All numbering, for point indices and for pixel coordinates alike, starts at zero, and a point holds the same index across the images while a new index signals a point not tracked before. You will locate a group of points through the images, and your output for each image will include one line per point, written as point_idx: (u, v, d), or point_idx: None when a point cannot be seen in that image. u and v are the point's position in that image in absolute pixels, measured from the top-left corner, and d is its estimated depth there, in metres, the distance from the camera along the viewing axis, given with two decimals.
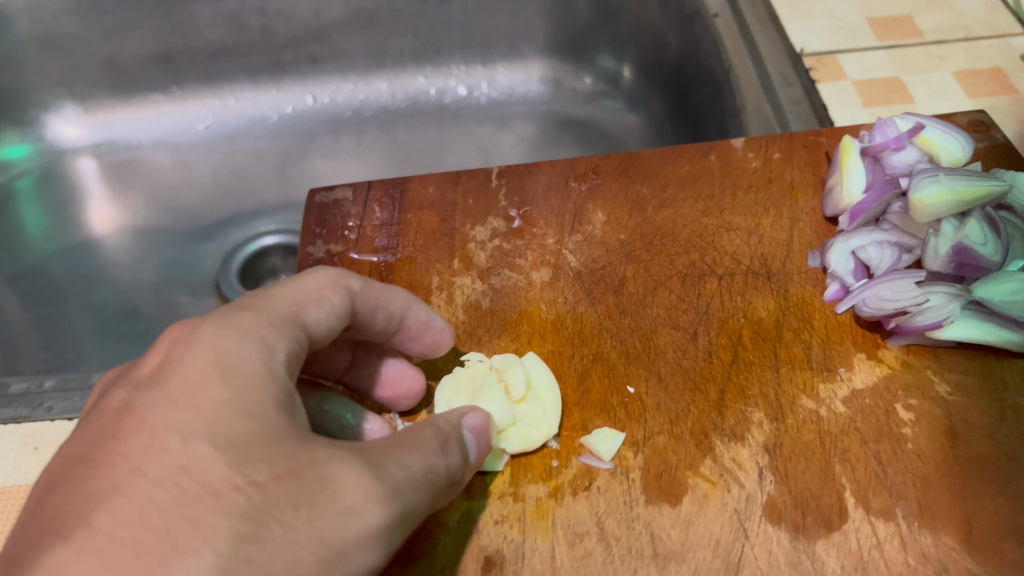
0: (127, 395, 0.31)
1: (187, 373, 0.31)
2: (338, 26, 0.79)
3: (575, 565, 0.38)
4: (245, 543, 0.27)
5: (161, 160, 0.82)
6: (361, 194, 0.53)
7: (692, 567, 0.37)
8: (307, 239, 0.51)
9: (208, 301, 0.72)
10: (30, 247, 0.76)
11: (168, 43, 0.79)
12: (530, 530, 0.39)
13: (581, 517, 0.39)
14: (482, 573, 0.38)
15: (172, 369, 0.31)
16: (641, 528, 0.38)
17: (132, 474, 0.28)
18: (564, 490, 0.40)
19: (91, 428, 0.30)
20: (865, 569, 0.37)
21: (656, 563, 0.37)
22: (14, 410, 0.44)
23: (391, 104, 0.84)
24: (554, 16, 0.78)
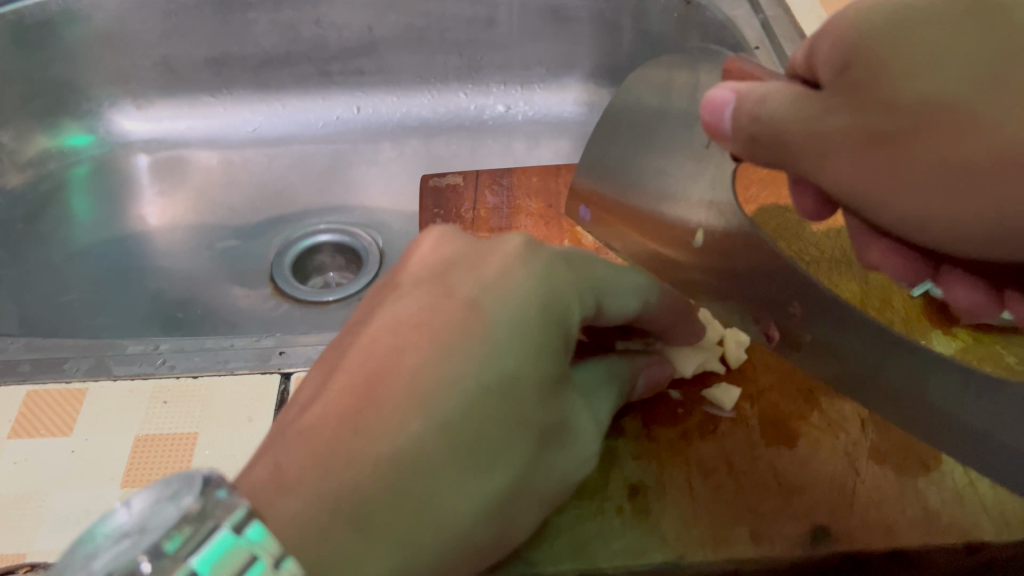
0: (474, 290, 0.40)
1: (518, 289, 0.40)
2: (388, 41, 0.83)
3: (710, 492, 0.44)
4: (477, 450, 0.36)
5: (209, 160, 0.86)
6: (470, 181, 0.64)
7: (811, 496, 0.43)
8: (430, 217, 0.61)
9: (265, 290, 0.77)
10: (83, 233, 0.79)
11: (223, 48, 0.81)
12: (667, 465, 0.45)
13: (710, 456, 0.46)
14: (630, 500, 0.44)
15: (509, 275, 0.41)
16: (765, 465, 0.45)
17: (453, 360, 0.37)
18: (693, 434, 0.47)
19: (429, 298, 0.40)
20: (964, 499, 0.43)
21: (780, 493, 0.44)
22: (137, 367, 0.47)
23: (432, 118, 0.88)
24: (597, 44, 0.82)
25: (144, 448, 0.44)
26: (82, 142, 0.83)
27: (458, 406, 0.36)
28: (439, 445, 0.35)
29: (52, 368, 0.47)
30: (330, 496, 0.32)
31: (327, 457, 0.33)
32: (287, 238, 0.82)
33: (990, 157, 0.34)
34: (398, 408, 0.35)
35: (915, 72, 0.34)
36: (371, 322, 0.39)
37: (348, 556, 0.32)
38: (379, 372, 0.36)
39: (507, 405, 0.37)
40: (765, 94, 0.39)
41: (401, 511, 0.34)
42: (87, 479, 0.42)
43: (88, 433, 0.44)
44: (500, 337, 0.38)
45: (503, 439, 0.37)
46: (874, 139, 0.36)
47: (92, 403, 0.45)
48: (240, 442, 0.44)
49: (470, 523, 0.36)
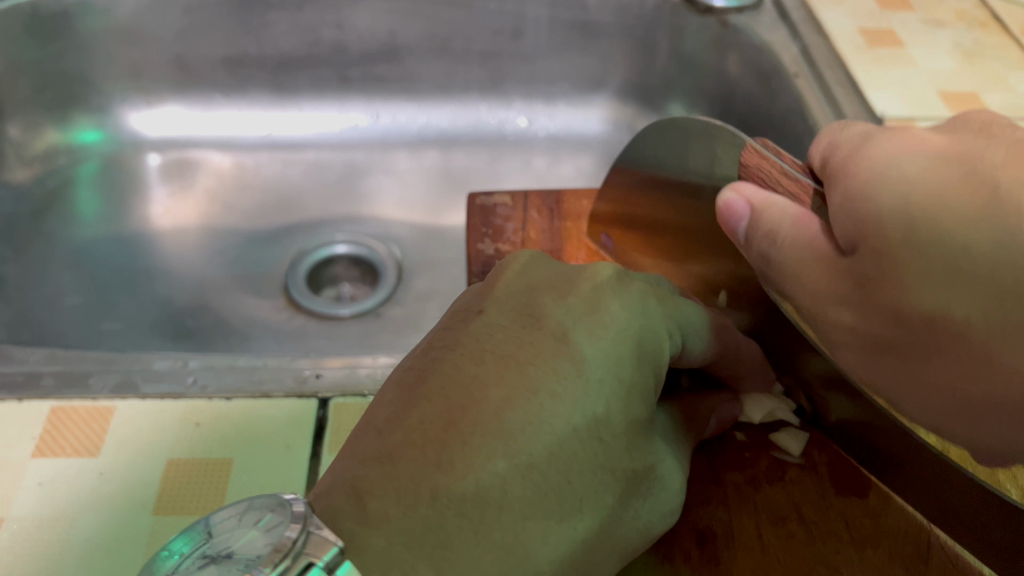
0: (563, 322, 0.40)
1: (609, 323, 0.40)
2: (412, 49, 0.81)
3: (782, 543, 0.42)
4: (558, 504, 0.35)
5: (221, 162, 0.84)
6: (517, 203, 0.63)
7: (887, 550, 0.42)
8: (475, 237, 0.60)
9: (278, 300, 0.75)
10: (89, 233, 0.77)
11: (241, 48, 0.79)
12: (734, 511, 0.44)
13: (779, 503, 0.44)
14: (699, 546, 0.42)
15: (599, 308, 0.40)
16: (836, 515, 0.43)
17: (545, 394, 0.36)
18: (761, 479, 0.45)
19: (514, 330, 0.39)
20: None
21: (854, 546, 0.42)
22: (167, 386, 0.45)
23: (451, 129, 0.87)
24: (626, 61, 0.81)
25: (177, 474, 0.41)
26: (91, 138, 0.80)
27: (544, 445, 0.35)
28: (522, 487, 0.34)
29: (78, 383, 0.45)
30: (413, 534, 0.31)
31: (412, 492, 0.32)
32: (303, 247, 0.79)
33: (989, 393, 0.34)
34: (485, 445, 0.34)
35: (916, 288, 0.34)
36: (456, 346, 0.39)
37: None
38: (466, 402, 0.36)
39: (595, 449, 0.37)
40: (776, 232, 0.40)
41: (485, 553, 0.32)
42: (117, 505, 0.40)
43: (117, 455, 0.42)
44: (592, 372, 0.38)
45: (586, 483, 0.36)
46: (873, 346, 0.38)
47: (120, 423, 0.43)
48: (278, 471, 0.41)
49: (548, 573, 0.34)
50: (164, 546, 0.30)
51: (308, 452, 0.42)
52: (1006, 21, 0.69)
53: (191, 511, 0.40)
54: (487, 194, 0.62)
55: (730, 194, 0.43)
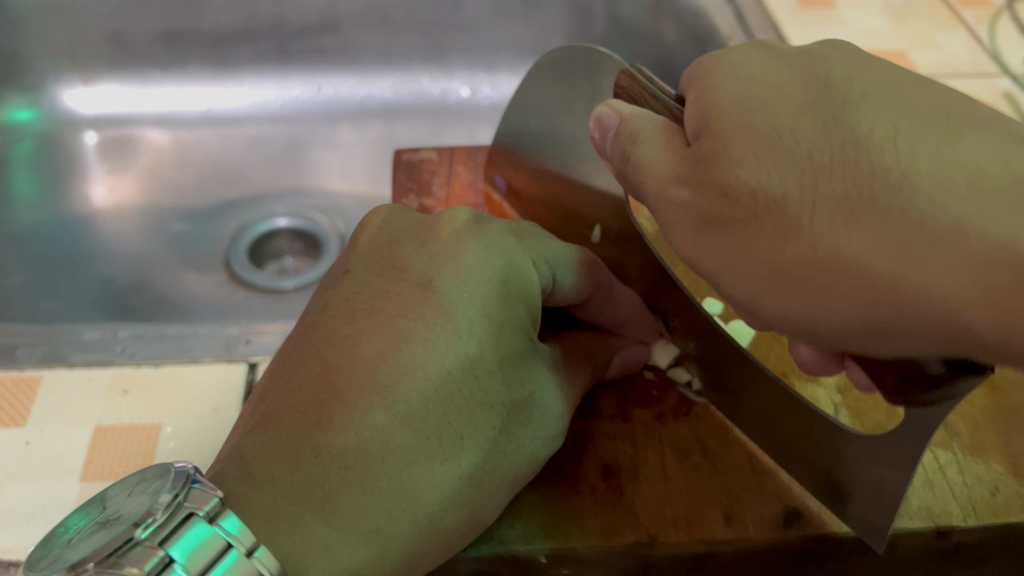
0: (428, 270, 0.41)
1: (468, 258, 0.41)
2: (352, 20, 0.80)
3: (685, 472, 0.44)
4: (442, 442, 0.38)
5: (160, 138, 0.83)
6: (445, 158, 0.63)
7: (787, 479, 0.43)
8: (404, 191, 0.60)
9: (219, 275, 0.74)
10: (24, 211, 0.76)
11: (178, 22, 0.78)
12: (641, 446, 0.45)
13: (685, 437, 0.45)
14: (604, 479, 0.43)
15: (461, 246, 0.42)
16: (739, 449, 0.45)
17: (414, 340, 0.39)
18: (667, 415, 0.46)
19: (382, 286, 0.41)
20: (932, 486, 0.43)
21: (754, 476, 0.43)
22: (94, 355, 0.45)
23: (395, 100, 0.86)
24: (565, 29, 0.81)
25: (104, 441, 0.41)
26: (26, 117, 0.79)
27: (421, 390, 0.38)
28: (402, 434, 0.37)
29: (4, 354, 0.45)
30: (295, 490, 0.34)
31: (293, 452, 0.35)
32: (245, 222, 0.79)
33: (823, 265, 0.33)
34: (361, 399, 0.37)
35: (742, 164, 0.35)
36: (329, 310, 0.41)
37: (317, 542, 0.34)
38: (340, 362, 0.38)
39: (472, 385, 0.39)
40: (638, 133, 0.40)
41: (370, 500, 0.36)
42: (45, 474, 0.40)
43: (43, 423, 0.42)
44: (460, 317, 0.39)
45: (467, 421, 0.39)
46: (704, 220, 0.37)
47: (48, 393, 0.43)
48: (206, 434, 0.42)
49: (440, 511, 0.37)
50: (64, 523, 0.33)
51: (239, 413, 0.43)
52: None
53: (117, 475, 0.40)
54: (414, 149, 0.62)
55: (604, 108, 0.42)
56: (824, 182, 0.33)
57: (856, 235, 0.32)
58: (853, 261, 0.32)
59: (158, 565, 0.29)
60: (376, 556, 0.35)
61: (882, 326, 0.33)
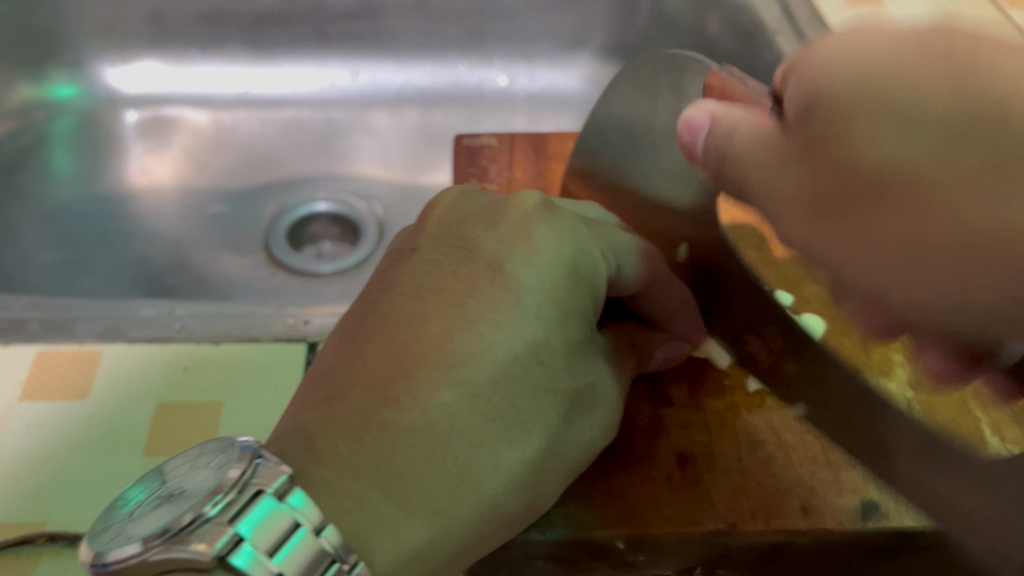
0: (496, 256, 0.42)
1: (537, 248, 0.42)
2: (391, 7, 0.80)
3: (760, 462, 0.43)
4: (504, 423, 0.38)
5: (198, 119, 0.83)
6: (504, 145, 0.62)
7: (866, 472, 0.43)
8: (459, 176, 0.60)
9: (258, 257, 0.74)
10: (63, 188, 0.76)
11: (218, 4, 0.78)
12: (715, 434, 0.45)
13: (758, 426, 0.45)
14: (679, 466, 0.43)
15: (528, 234, 0.42)
16: (816, 438, 0.44)
17: (479, 322, 0.39)
18: (741, 405, 0.46)
19: (448, 267, 0.42)
20: None
21: (833, 466, 0.43)
22: (155, 331, 0.45)
23: (432, 88, 0.86)
24: (607, 20, 0.81)
25: (166, 417, 0.42)
26: (67, 94, 0.79)
27: (489, 371, 0.38)
28: (470, 414, 0.37)
29: (63, 328, 0.44)
30: (358, 465, 0.34)
31: (360, 426, 0.35)
32: (284, 205, 0.79)
33: (961, 240, 0.23)
34: (431, 376, 0.37)
35: (864, 136, 0.25)
36: (396, 286, 0.42)
37: (381, 518, 0.34)
38: (408, 338, 0.39)
39: (536, 368, 0.39)
40: (735, 126, 0.34)
41: (434, 480, 0.35)
42: (110, 447, 0.40)
43: (106, 397, 0.42)
44: (528, 302, 0.40)
45: (530, 407, 0.39)
46: (817, 210, 0.28)
47: (109, 366, 0.43)
48: (270, 413, 0.42)
49: (501, 494, 0.37)
50: (123, 497, 0.33)
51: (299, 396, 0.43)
52: None
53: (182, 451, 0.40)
54: (473, 136, 0.62)
55: (694, 109, 0.37)
56: (968, 139, 0.23)
57: (982, 199, 0.23)
58: (979, 224, 0.23)
59: (227, 543, 0.29)
60: (436, 537, 0.35)
61: (1002, 309, 0.24)
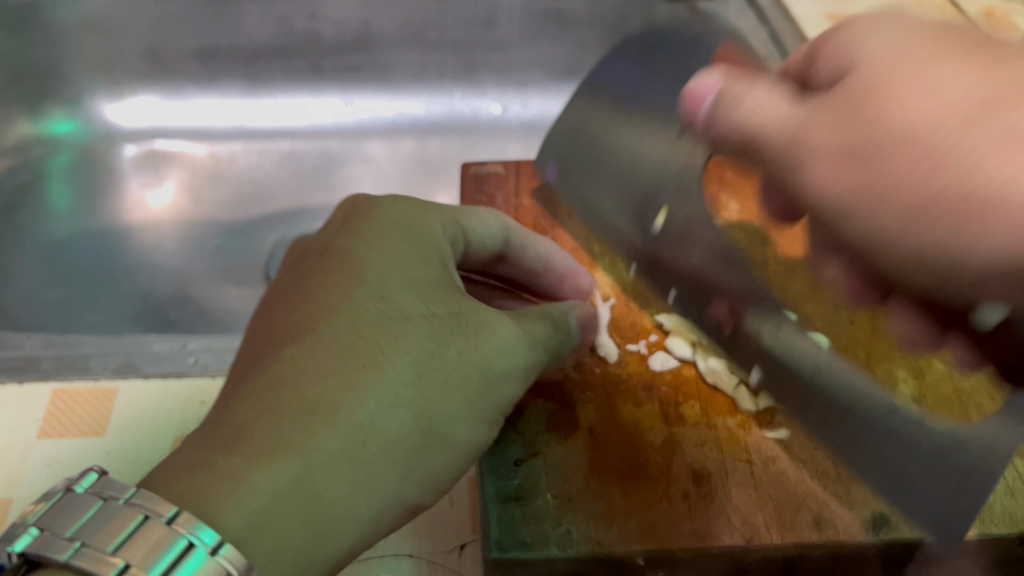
0: (327, 237, 0.43)
1: (386, 212, 0.45)
2: (385, 38, 0.81)
3: (772, 477, 0.45)
4: (364, 353, 0.37)
5: (197, 153, 0.83)
6: (510, 171, 0.63)
7: (870, 486, 0.45)
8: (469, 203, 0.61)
9: (258, 288, 0.74)
10: (59, 223, 0.76)
11: (213, 39, 0.79)
12: (728, 452, 0.47)
13: (769, 444, 0.47)
14: (695, 483, 0.45)
15: (369, 209, 0.45)
16: (823, 455, 0.46)
17: (324, 286, 0.40)
18: (751, 422, 0.48)
19: (302, 263, 0.42)
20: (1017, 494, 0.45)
21: (840, 479, 0.45)
22: (168, 366, 0.45)
23: (425, 117, 0.87)
24: (599, 49, 0.82)
25: None
26: (64, 129, 0.79)
27: (338, 327, 0.38)
28: (319, 359, 0.36)
29: (77, 366, 0.45)
30: (205, 438, 0.33)
31: (214, 406, 0.35)
32: (282, 235, 0.79)
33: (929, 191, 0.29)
34: (281, 345, 0.37)
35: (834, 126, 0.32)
36: (258, 306, 0.42)
37: (230, 473, 0.32)
38: (258, 333, 0.39)
39: (384, 314, 0.40)
40: (739, 70, 0.38)
41: (285, 423, 0.34)
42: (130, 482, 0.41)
43: (124, 434, 0.42)
44: (364, 260, 0.41)
45: (386, 339, 0.39)
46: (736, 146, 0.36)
47: (125, 403, 0.43)
48: None
49: (375, 425, 0.36)
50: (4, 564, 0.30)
51: None
52: (962, 7, 0.75)
53: None
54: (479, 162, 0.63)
55: (719, 58, 0.41)
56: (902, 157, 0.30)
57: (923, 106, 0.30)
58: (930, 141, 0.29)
59: None
60: (305, 475, 0.33)
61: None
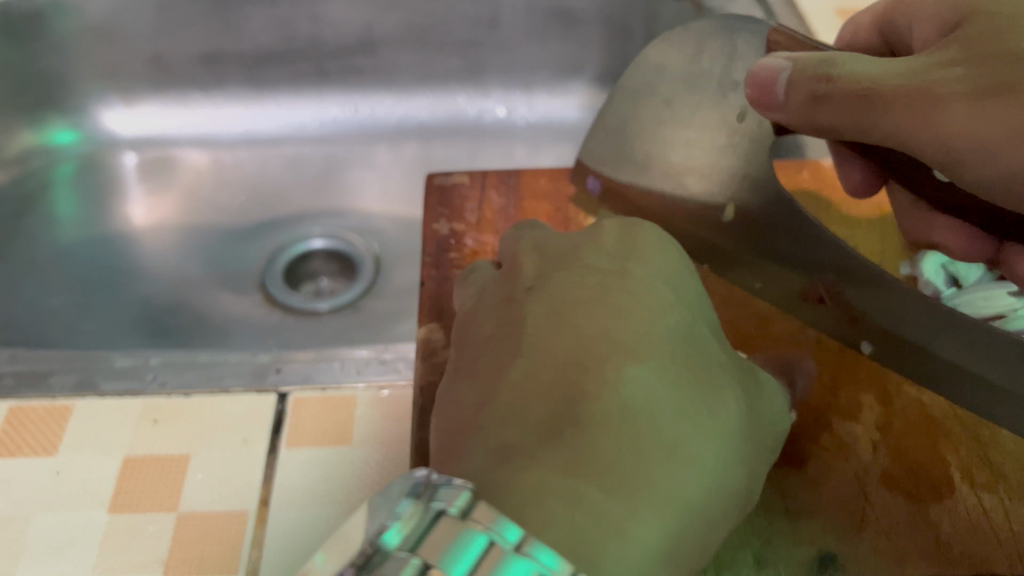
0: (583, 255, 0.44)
1: (640, 241, 0.44)
2: (389, 41, 0.80)
3: None
4: (694, 385, 0.37)
5: (199, 160, 0.83)
6: (476, 182, 0.61)
7: (820, 523, 0.43)
8: (432, 217, 0.58)
9: (256, 297, 0.74)
10: (64, 231, 0.76)
11: (218, 43, 0.78)
12: None
13: None
14: None
15: (634, 238, 0.44)
16: (771, 489, 0.44)
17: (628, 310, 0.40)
18: None
19: (575, 276, 0.42)
20: (976, 530, 0.43)
21: (788, 517, 0.43)
22: (126, 383, 0.45)
23: (430, 121, 0.86)
24: (604, 47, 0.80)
25: (132, 471, 0.42)
26: (67, 139, 0.80)
27: (665, 352, 0.38)
28: (664, 388, 0.36)
29: (37, 382, 0.45)
30: (570, 462, 0.32)
31: (556, 419, 0.34)
32: (281, 243, 0.79)
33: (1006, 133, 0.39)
34: (611, 360, 0.36)
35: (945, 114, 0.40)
36: (536, 320, 0.39)
37: (603, 516, 0.30)
38: (566, 341, 0.38)
39: (697, 348, 0.39)
40: (831, 60, 0.44)
41: (661, 467, 0.33)
42: (74, 502, 0.40)
43: (73, 452, 0.42)
44: (658, 288, 0.41)
45: (711, 374, 0.38)
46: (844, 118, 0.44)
47: (78, 421, 0.43)
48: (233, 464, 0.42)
49: (715, 471, 0.35)
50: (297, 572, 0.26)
51: (265, 447, 0.42)
52: None
53: (146, 508, 0.40)
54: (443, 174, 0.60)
55: (769, 62, 0.46)
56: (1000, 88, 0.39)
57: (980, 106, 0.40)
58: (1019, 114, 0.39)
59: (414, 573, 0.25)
60: (674, 521, 0.32)
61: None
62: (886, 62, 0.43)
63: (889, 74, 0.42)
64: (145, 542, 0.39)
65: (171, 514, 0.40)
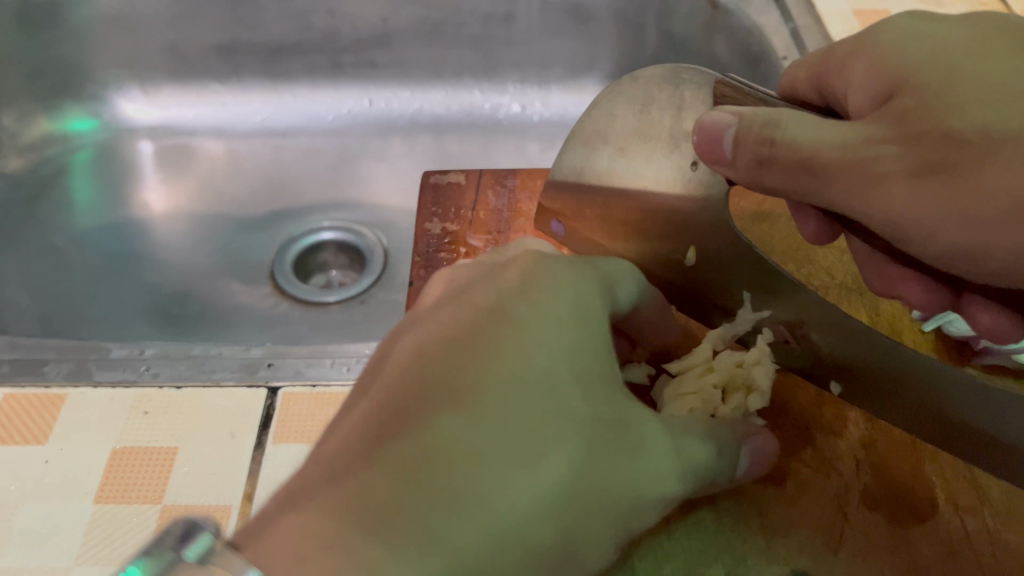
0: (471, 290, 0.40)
1: (533, 268, 0.41)
2: (403, 34, 0.80)
3: (688, 525, 0.44)
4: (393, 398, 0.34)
5: (214, 149, 0.84)
6: (473, 180, 0.61)
7: (796, 541, 0.44)
8: (426, 215, 0.59)
9: (265, 288, 0.75)
10: (78, 217, 0.77)
11: (233, 34, 0.79)
12: None
13: None
14: None
15: (515, 267, 0.41)
16: (751, 504, 0.45)
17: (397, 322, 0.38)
18: None
19: (463, 302, 0.39)
20: (956, 554, 0.44)
21: (764, 534, 0.44)
22: (119, 373, 0.45)
23: (445, 115, 0.86)
24: (620, 46, 0.79)
25: (120, 463, 0.42)
26: (84, 126, 0.81)
27: (529, 376, 0.35)
28: (504, 414, 0.33)
29: (32, 371, 0.45)
30: (387, 479, 0.29)
31: (380, 444, 0.31)
32: (292, 234, 0.79)
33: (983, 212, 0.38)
34: (484, 387, 0.34)
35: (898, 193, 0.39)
36: (427, 346, 0.36)
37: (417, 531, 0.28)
38: (456, 363, 0.35)
39: (603, 379, 0.37)
40: (776, 120, 0.41)
41: (481, 481, 0.31)
42: (62, 493, 0.41)
43: (64, 442, 0.42)
44: (547, 305, 0.39)
45: (583, 405, 0.36)
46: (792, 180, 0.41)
47: (70, 410, 0.44)
48: (220, 459, 0.42)
49: (548, 491, 0.33)
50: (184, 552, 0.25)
51: (252, 442, 0.43)
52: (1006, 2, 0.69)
53: (132, 500, 0.41)
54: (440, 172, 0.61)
55: (710, 116, 0.43)
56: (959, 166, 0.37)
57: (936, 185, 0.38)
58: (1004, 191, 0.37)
59: None
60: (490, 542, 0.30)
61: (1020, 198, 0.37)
62: (832, 126, 0.40)
63: (836, 146, 0.39)
64: (129, 534, 0.39)
65: (157, 506, 0.40)
